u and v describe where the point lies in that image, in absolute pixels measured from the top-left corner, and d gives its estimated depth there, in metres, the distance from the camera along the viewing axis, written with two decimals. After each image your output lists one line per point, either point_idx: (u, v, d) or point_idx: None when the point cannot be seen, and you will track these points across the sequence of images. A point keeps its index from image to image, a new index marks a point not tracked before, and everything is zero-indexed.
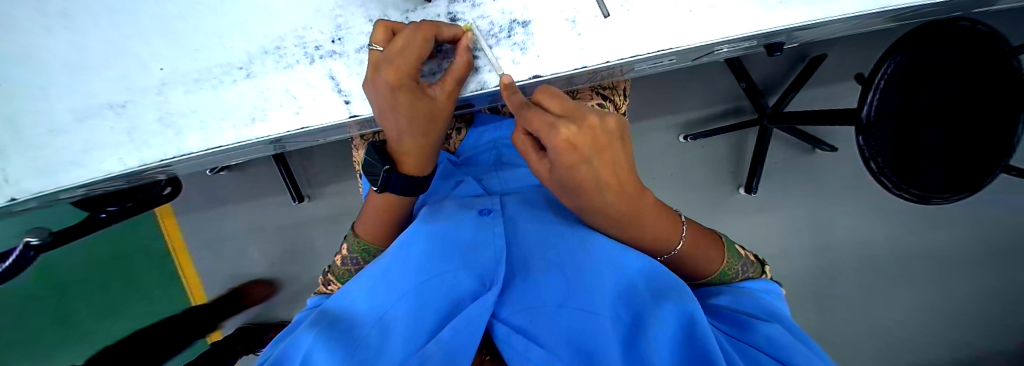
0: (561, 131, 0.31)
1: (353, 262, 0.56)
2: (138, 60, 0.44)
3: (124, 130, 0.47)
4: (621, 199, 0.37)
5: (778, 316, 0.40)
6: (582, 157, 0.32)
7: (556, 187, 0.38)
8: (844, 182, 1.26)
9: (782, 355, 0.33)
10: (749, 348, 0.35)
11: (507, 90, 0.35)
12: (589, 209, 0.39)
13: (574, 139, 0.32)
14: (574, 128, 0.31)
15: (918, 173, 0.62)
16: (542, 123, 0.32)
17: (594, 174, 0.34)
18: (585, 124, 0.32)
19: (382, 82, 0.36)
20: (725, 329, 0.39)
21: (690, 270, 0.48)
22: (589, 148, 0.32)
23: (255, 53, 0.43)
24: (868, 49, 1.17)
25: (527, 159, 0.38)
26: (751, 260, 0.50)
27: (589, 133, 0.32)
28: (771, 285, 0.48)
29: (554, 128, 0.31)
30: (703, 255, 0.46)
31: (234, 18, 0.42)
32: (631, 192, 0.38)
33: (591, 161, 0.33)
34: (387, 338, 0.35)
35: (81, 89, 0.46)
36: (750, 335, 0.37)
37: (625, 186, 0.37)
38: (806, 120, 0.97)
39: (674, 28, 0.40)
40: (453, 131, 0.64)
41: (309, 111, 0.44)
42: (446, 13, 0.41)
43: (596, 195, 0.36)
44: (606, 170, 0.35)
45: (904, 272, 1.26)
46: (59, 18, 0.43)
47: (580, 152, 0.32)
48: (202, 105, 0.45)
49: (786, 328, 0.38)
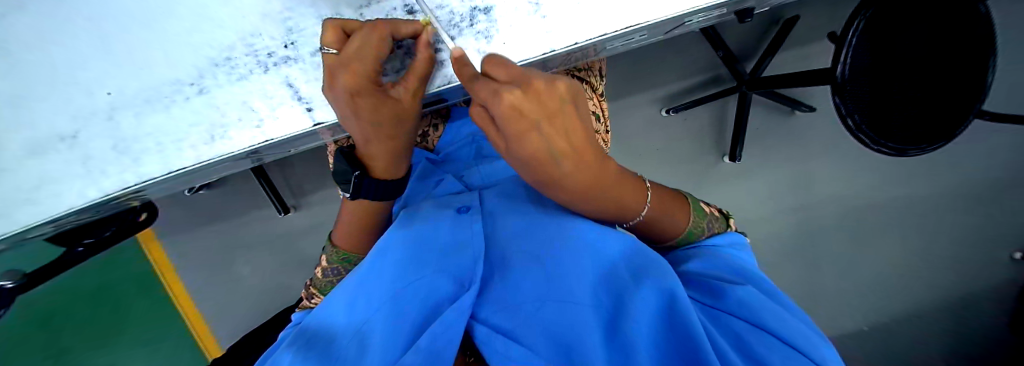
0: (504, 97, 0.28)
1: (333, 272, 0.54)
2: (80, 86, 0.41)
3: (78, 161, 0.44)
4: (584, 169, 0.34)
5: (751, 275, 0.41)
6: (532, 124, 0.29)
7: (515, 163, 0.35)
8: (824, 142, 1.29)
9: (755, 319, 0.34)
10: (724, 317, 0.36)
11: (458, 63, 0.30)
12: (555, 185, 0.36)
13: (520, 105, 0.28)
14: (519, 92, 0.28)
15: (894, 127, 0.62)
16: (487, 91, 0.29)
17: (548, 144, 0.31)
18: (533, 90, 0.29)
19: (340, 86, 0.35)
20: (699, 298, 0.38)
21: (659, 235, 0.47)
22: (537, 115, 0.29)
23: (204, 67, 0.40)
24: (839, 7, 1.17)
25: (484, 134, 0.34)
26: (715, 216, 0.51)
27: (535, 99, 0.29)
28: (735, 237, 0.49)
29: (497, 95, 0.29)
30: (669, 215, 0.45)
31: (177, 30, 0.39)
32: (594, 161, 0.35)
33: (541, 129, 0.30)
34: (366, 351, 0.35)
35: (24, 124, 0.43)
36: (725, 300, 0.36)
37: (586, 155, 0.34)
38: (783, 83, 0.97)
39: (641, 2, 0.38)
40: (430, 128, 0.62)
41: (271, 123, 0.42)
42: (402, 6, 0.39)
43: (555, 169, 0.33)
44: (561, 140, 0.31)
45: (885, 223, 1.30)
46: None
47: (528, 118, 0.29)
48: (156, 127, 0.42)
49: (756, 288, 0.39)
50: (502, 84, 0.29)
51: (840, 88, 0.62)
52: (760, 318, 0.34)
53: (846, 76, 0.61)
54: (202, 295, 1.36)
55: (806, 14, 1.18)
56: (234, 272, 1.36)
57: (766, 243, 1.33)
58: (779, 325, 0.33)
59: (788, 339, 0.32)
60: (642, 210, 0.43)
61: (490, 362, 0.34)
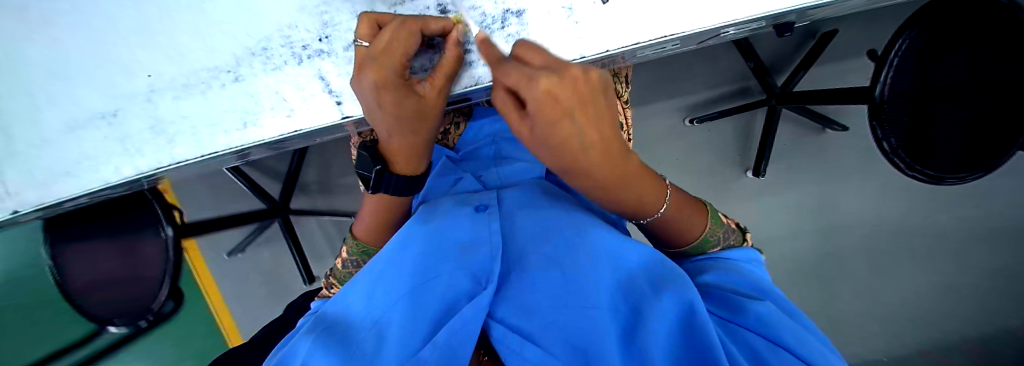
0: (541, 81, 0.25)
1: (353, 264, 0.56)
2: (123, 67, 0.43)
3: (116, 139, 0.46)
4: (607, 159, 0.33)
5: (768, 291, 0.40)
6: (564, 112, 0.27)
7: (539, 149, 0.32)
8: (855, 162, 1.23)
9: (772, 335, 0.33)
10: (739, 330, 0.34)
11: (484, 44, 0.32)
12: (578, 173, 0.34)
13: (556, 91, 0.26)
14: (557, 79, 0.26)
15: (936, 152, 0.59)
16: (521, 76, 0.27)
17: (578, 132, 0.29)
18: (569, 77, 0.26)
19: (365, 82, 0.34)
20: (715, 312, 0.37)
21: (670, 237, 0.47)
22: (571, 103, 0.27)
23: (241, 56, 0.41)
24: (884, 22, 1.11)
25: (505, 118, 0.32)
26: (731, 227, 0.49)
27: (572, 85, 0.26)
28: (751, 253, 0.47)
29: (532, 81, 0.26)
30: (686, 218, 0.45)
31: (217, 19, 0.40)
32: (618, 153, 0.33)
33: (574, 117, 0.27)
34: (384, 342, 0.36)
35: (69, 100, 0.45)
36: (743, 315, 0.35)
37: (613, 146, 0.32)
38: (817, 99, 0.94)
39: (677, 12, 0.37)
40: (451, 126, 0.63)
41: (302, 113, 0.43)
42: (436, 6, 0.40)
43: (581, 159, 0.31)
44: (594, 130, 0.29)
45: (918, 253, 1.23)
46: (43, 28, 0.42)
47: (562, 106, 0.27)
48: (192, 111, 0.44)
49: (774, 304, 0.37)
50: (536, 69, 0.27)
51: (878, 109, 0.62)
52: (778, 336, 0.33)
53: (885, 96, 0.61)
54: (224, 272, 1.41)
55: (848, 29, 1.13)
56: (253, 251, 1.41)
57: (783, 261, 1.29)
58: (808, 354, 0.31)
59: (807, 359, 0.31)
60: (658, 209, 0.43)
61: (507, 361, 0.37)
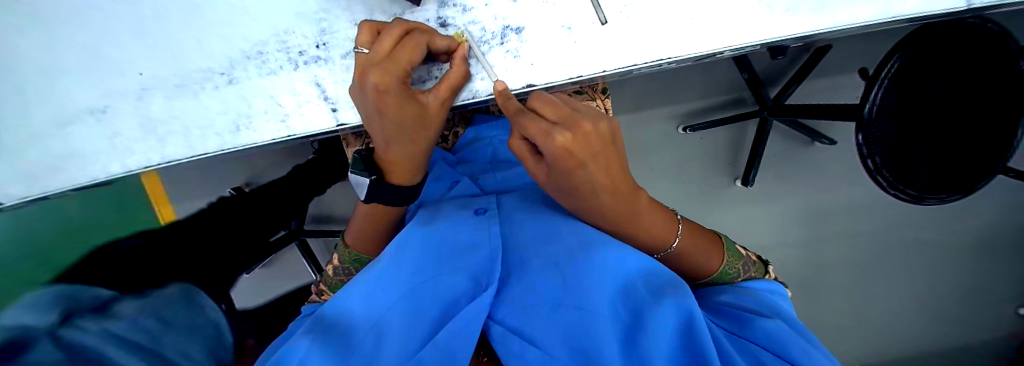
0: (557, 139, 0.32)
1: (344, 272, 0.54)
2: (114, 64, 0.42)
3: (105, 135, 0.45)
4: (616, 198, 0.38)
5: (782, 315, 0.40)
6: (577, 163, 0.34)
7: (554, 189, 0.38)
8: (842, 175, 1.26)
9: (780, 349, 0.33)
10: (748, 344, 0.35)
11: (501, 96, 0.36)
12: (588, 210, 0.40)
13: (571, 146, 0.33)
14: (569, 135, 0.33)
15: (913, 171, 0.60)
16: (539, 130, 0.33)
17: (591, 177, 0.35)
18: (580, 132, 0.33)
19: (368, 85, 0.35)
20: (725, 326, 0.38)
21: (686, 270, 0.47)
22: (584, 154, 0.34)
23: (236, 58, 0.41)
24: (873, 43, 1.14)
25: (524, 165, 0.38)
26: (752, 260, 0.49)
27: (582, 138, 0.33)
28: (775, 285, 0.47)
29: (550, 136, 0.33)
30: (703, 255, 0.45)
31: (214, 21, 0.40)
32: (625, 191, 0.39)
33: (587, 166, 0.34)
34: (381, 342, 0.36)
35: (56, 94, 0.44)
36: (752, 331, 0.36)
37: (619, 186, 0.38)
38: (807, 113, 0.96)
39: (674, 37, 0.38)
40: (450, 133, 0.63)
41: (295, 116, 0.43)
42: (435, 18, 0.40)
43: (593, 198, 0.38)
44: (603, 173, 0.36)
45: (897, 266, 1.27)
46: (26, 19, 0.41)
47: (576, 157, 0.33)
48: (184, 112, 0.43)
49: (784, 322, 0.38)
50: (552, 124, 0.33)
51: (865, 126, 0.59)
52: (781, 347, 0.33)
53: (873, 115, 0.59)
54: None
55: (839, 46, 1.15)
56: None
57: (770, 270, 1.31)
58: (806, 360, 0.32)
59: None
60: (670, 244, 0.44)
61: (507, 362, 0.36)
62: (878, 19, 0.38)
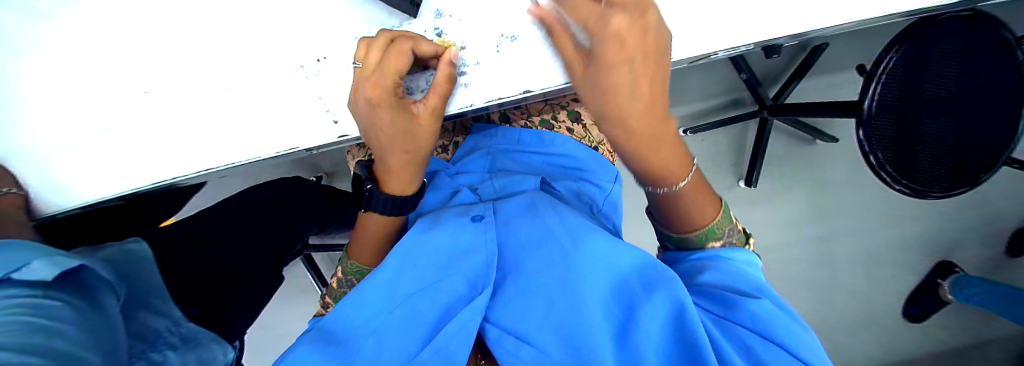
0: (614, 20, 0.29)
1: (348, 284, 0.55)
2: (123, 84, 0.43)
3: (112, 154, 0.46)
4: (648, 116, 0.34)
5: (766, 290, 0.37)
6: (627, 54, 0.30)
7: (585, 92, 0.35)
8: (847, 173, 1.25)
9: (765, 330, 0.32)
10: (733, 327, 0.33)
11: None
12: (613, 126, 0.36)
13: (626, 32, 0.30)
14: (628, 19, 0.30)
15: (925, 171, 0.59)
16: (594, 12, 0.30)
17: (631, 78, 0.32)
18: (642, 18, 0.30)
19: (360, 96, 0.37)
20: (708, 307, 0.36)
21: (677, 220, 0.44)
22: (638, 45, 0.30)
23: (239, 75, 0.42)
24: (870, 42, 1.15)
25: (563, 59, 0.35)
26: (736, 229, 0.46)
27: (642, 28, 0.30)
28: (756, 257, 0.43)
29: (607, 18, 0.30)
30: (701, 201, 0.43)
31: (220, 39, 0.41)
32: (660, 113, 0.35)
33: (633, 62, 0.31)
34: (382, 352, 0.37)
35: (68, 114, 0.45)
36: (736, 312, 0.34)
37: (656, 103, 0.34)
38: (807, 111, 0.96)
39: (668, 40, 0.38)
40: (450, 143, 0.65)
41: (295, 128, 0.43)
42: (433, 30, 0.41)
43: (628, 106, 0.33)
44: (646, 77, 0.32)
45: (910, 265, 1.24)
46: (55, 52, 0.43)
47: (628, 47, 0.30)
48: (187, 128, 0.45)
49: (771, 301, 0.35)
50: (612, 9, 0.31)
51: (864, 122, 0.62)
52: (770, 331, 0.32)
53: (872, 112, 0.62)
54: None
55: (835, 46, 1.17)
56: None
57: (778, 271, 1.29)
58: (787, 338, 0.31)
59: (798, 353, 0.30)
60: (680, 181, 0.41)
61: (502, 361, 0.37)
62: (892, 13, 0.36)
